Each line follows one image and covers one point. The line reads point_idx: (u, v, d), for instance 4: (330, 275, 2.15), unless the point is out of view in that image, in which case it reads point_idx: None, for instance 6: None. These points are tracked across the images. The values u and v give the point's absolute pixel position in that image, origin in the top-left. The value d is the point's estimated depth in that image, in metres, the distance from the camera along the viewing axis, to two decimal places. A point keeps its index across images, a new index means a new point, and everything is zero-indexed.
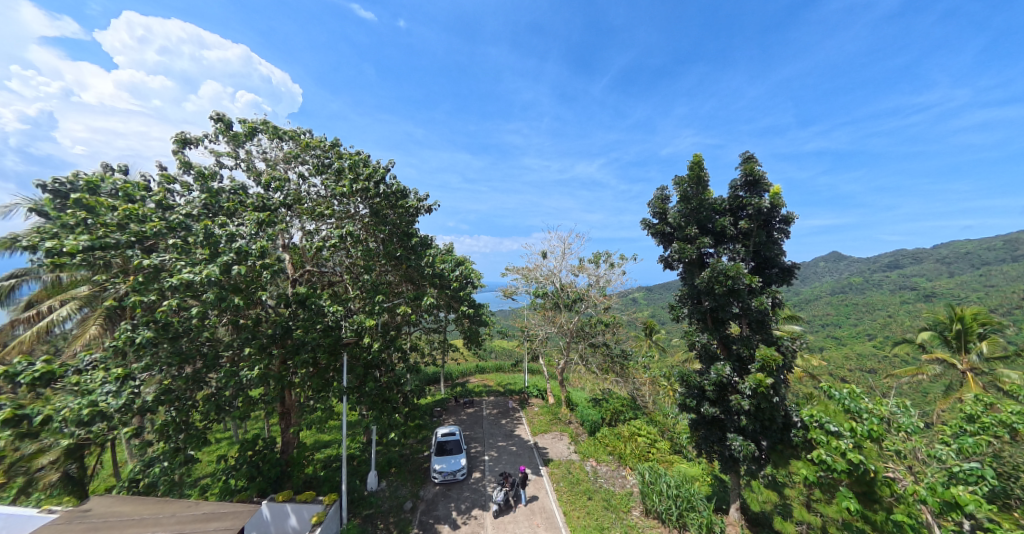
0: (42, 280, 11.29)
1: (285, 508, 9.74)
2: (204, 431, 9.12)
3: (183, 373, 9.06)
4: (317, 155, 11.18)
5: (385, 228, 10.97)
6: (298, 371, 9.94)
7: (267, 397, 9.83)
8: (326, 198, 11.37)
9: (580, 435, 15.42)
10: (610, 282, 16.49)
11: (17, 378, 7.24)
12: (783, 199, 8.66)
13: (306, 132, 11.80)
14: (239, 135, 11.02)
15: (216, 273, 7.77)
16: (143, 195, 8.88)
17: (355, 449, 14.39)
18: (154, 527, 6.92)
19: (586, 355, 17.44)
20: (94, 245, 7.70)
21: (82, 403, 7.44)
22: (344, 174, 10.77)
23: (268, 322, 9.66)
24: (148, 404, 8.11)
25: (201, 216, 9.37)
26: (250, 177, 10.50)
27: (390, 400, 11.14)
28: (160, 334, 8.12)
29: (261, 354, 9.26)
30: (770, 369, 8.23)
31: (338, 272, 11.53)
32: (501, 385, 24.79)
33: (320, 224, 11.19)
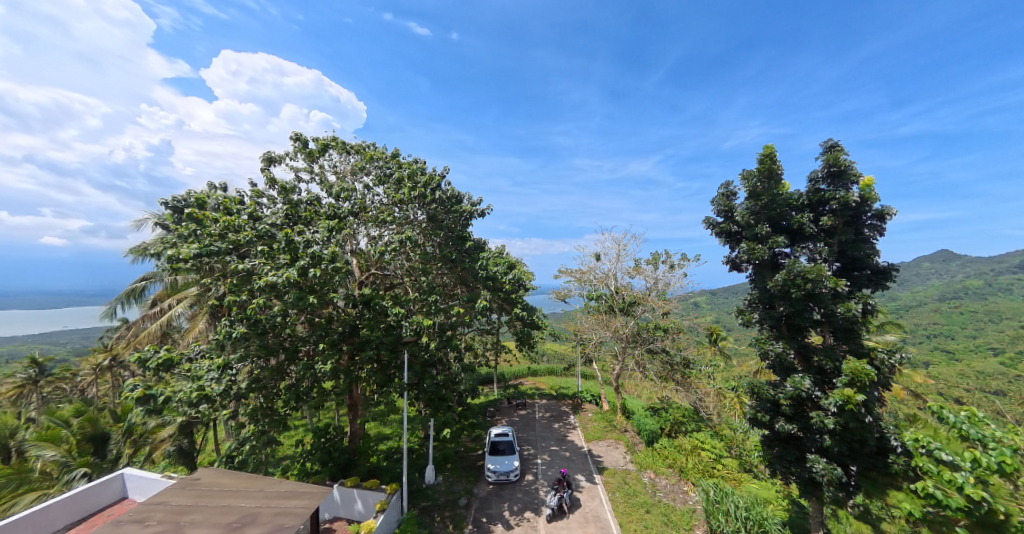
0: (163, 282, 13.40)
1: (352, 493, 10.68)
2: (286, 417, 10.40)
3: (269, 365, 10.36)
4: (380, 166, 12.37)
5: (440, 232, 12.09)
6: (364, 366, 11.08)
7: (338, 389, 11.01)
8: (387, 205, 12.29)
9: (636, 445, 15.44)
10: (670, 286, 16.44)
11: (146, 363, 8.80)
12: (874, 193, 8.28)
13: (370, 145, 12.99)
14: (314, 152, 12.44)
15: (295, 276, 8.86)
16: (238, 208, 10.48)
17: (414, 442, 15.55)
18: (245, 498, 8.15)
19: (644, 362, 17.10)
20: (201, 252, 9.16)
21: (197, 387, 9.00)
22: (404, 183, 11.74)
23: (339, 320, 10.87)
24: (242, 391, 9.40)
25: (283, 225, 10.69)
26: (323, 189, 11.80)
27: (446, 398, 11.89)
28: (251, 330, 9.53)
29: (332, 349, 10.40)
30: (860, 384, 7.81)
31: (398, 275, 12.51)
32: (555, 389, 25.19)
33: (382, 230, 12.23)
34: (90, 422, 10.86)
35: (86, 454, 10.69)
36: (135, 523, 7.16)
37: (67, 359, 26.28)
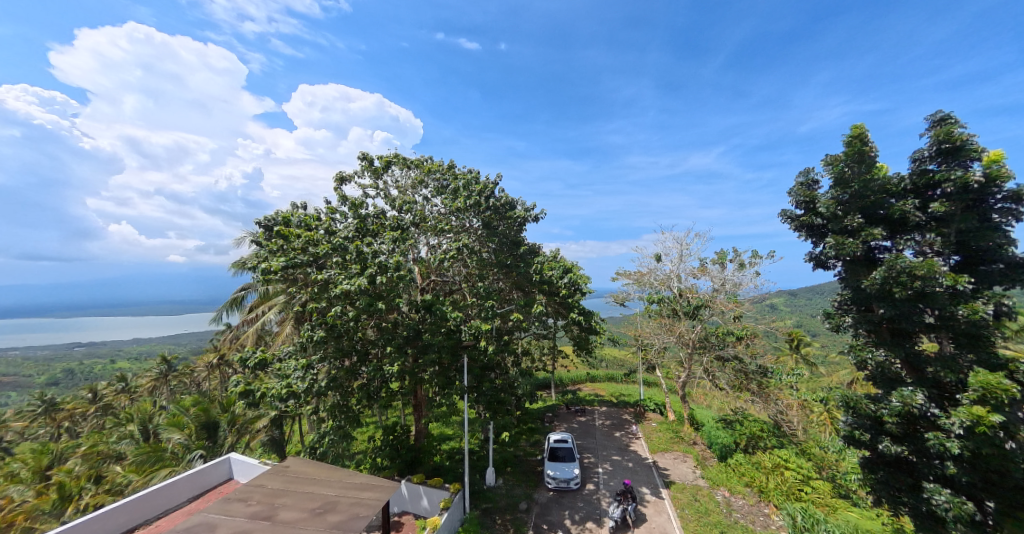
0: (257, 291, 15.30)
1: (419, 489, 11.43)
2: (359, 413, 11.55)
3: (344, 365, 11.29)
4: (437, 178, 13.33)
5: (495, 238, 12.82)
6: (426, 369, 11.44)
7: (404, 389, 12.00)
8: (444, 215, 13.20)
9: (707, 460, 14.87)
10: (741, 286, 15.78)
11: (246, 362, 10.28)
12: (1002, 170, 7.05)
13: (427, 159, 13.94)
14: (378, 169, 13.66)
15: (365, 283, 9.88)
16: (316, 224, 11.86)
17: (474, 444, 16.31)
18: (322, 486, 8.96)
19: (713, 370, 16.52)
20: (288, 264, 10.60)
21: (286, 384, 10.35)
22: (459, 193, 12.64)
23: (403, 325, 11.72)
24: (321, 388, 10.43)
25: (354, 237, 11.82)
26: (388, 203, 12.89)
27: (503, 402, 12.67)
28: (328, 333, 10.59)
29: (398, 352, 11.02)
30: (995, 402, 6.26)
31: (457, 281, 13.44)
32: (614, 396, 24.90)
33: (441, 239, 13.12)
34: (206, 410, 12.57)
35: (202, 438, 12.55)
36: (240, 503, 8.06)
37: (186, 356, 30.83)
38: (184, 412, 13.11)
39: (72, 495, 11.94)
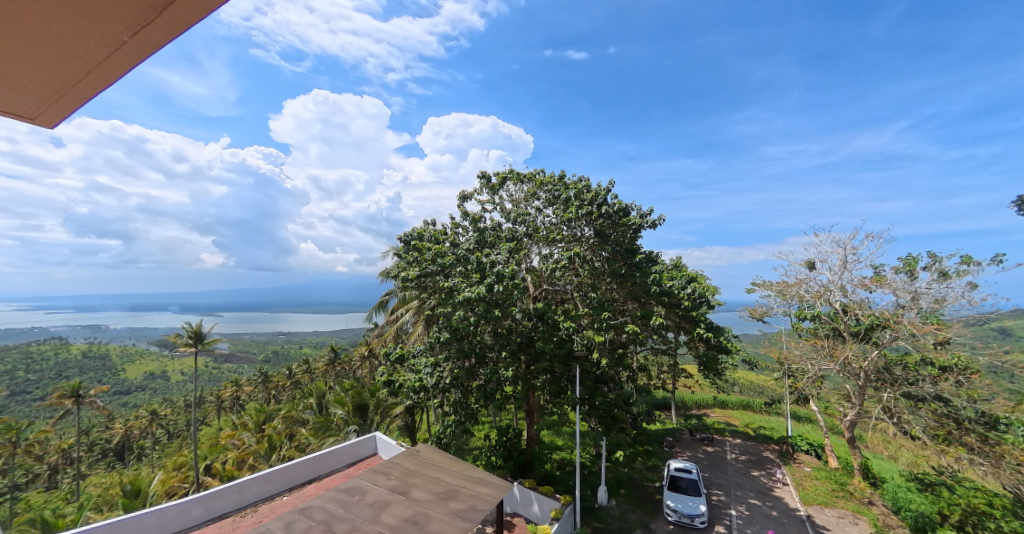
0: (396, 295, 18.08)
1: (531, 494, 11.33)
2: (476, 412, 12.33)
3: (465, 366, 12.00)
4: (549, 190, 14.04)
5: (608, 246, 12.78)
6: (539, 376, 12.21)
7: (519, 394, 12.36)
8: (556, 225, 13.71)
9: (897, 527, 11.47)
10: (945, 303, 12.20)
11: (389, 356, 12.01)
12: None
13: (539, 173, 14.76)
14: (495, 186, 15.11)
15: (484, 291, 10.87)
16: (443, 237, 13.68)
17: (586, 458, 16.29)
18: (440, 472, 7.90)
19: (901, 412, 12.51)
20: (421, 274, 12.12)
21: (419, 378, 11.98)
22: (570, 203, 13.25)
23: (517, 331, 12.37)
24: (445, 385, 11.73)
25: (476, 248, 13.19)
26: (504, 217, 14.16)
27: (617, 418, 12.49)
28: (452, 335, 11.64)
29: (512, 358, 11.91)
30: None
31: (568, 289, 13.81)
32: (750, 428, 22.13)
33: (552, 248, 13.72)
34: (358, 394, 15.27)
35: (357, 419, 15.34)
36: (381, 475, 7.64)
37: (349, 348, 37.30)
38: (345, 392, 16.13)
39: (276, 445, 16.51)
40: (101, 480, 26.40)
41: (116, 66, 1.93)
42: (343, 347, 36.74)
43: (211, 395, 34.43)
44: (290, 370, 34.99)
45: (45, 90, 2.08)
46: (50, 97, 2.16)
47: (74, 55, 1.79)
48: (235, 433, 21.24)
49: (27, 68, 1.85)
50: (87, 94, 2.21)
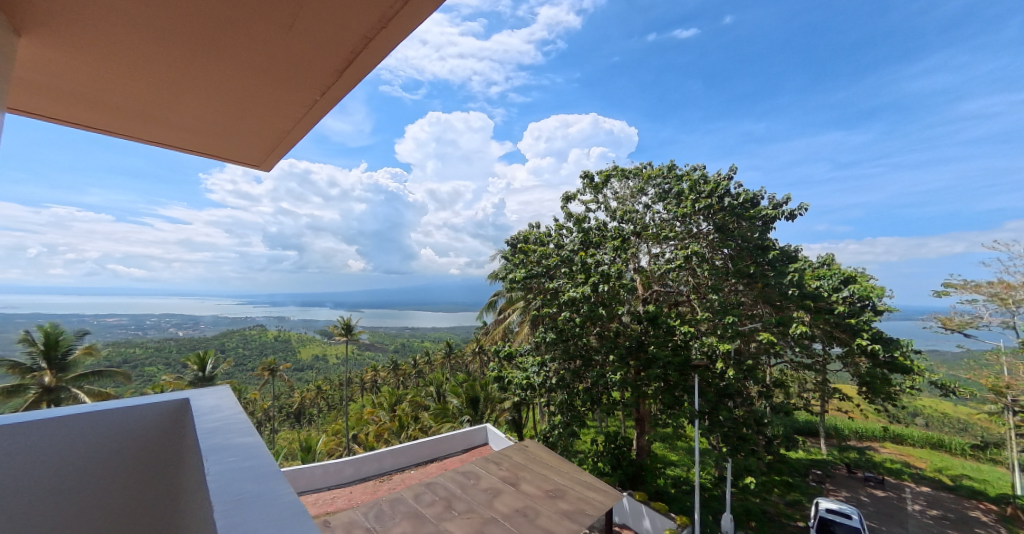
0: (504, 296, 19.07)
1: (642, 509, 10.40)
2: (583, 415, 11.50)
3: (571, 368, 11.47)
4: (658, 184, 13.05)
5: (732, 242, 11.24)
6: (651, 384, 10.80)
7: (626, 401, 11.36)
8: (667, 221, 12.49)
9: None
10: None
11: (499, 353, 12.08)
12: None
13: (645, 166, 13.65)
14: (598, 185, 13.62)
15: (589, 290, 10.12)
16: (547, 240, 12.95)
17: (706, 479, 14.74)
18: (555, 473, 8.19)
19: None
20: (528, 275, 11.73)
21: (526, 376, 11.48)
22: (684, 196, 12.06)
23: (625, 335, 11.52)
24: (550, 385, 11.12)
25: (580, 249, 12.15)
26: (610, 216, 12.85)
27: (748, 440, 10.18)
28: (558, 336, 11.30)
29: (621, 362, 10.88)
30: None
31: (683, 291, 12.02)
32: (940, 473, 17.39)
33: (664, 247, 12.36)
34: (471, 387, 16.82)
35: (469, 412, 16.58)
36: (493, 464, 8.43)
37: (462, 344, 40.30)
38: (459, 384, 17.84)
39: (405, 425, 19.12)
40: (287, 436, 33.88)
41: (314, 114, 2.68)
42: (458, 343, 40.01)
43: (357, 377, 40.82)
44: (416, 360, 39.58)
45: (273, 136, 3.00)
46: (276, 142, 3.10)
47: (291, 108, 2.57)
48: (375, 410, 25.06)
49: (266, 124, 2.80)
50: (296, 139, 3.10)
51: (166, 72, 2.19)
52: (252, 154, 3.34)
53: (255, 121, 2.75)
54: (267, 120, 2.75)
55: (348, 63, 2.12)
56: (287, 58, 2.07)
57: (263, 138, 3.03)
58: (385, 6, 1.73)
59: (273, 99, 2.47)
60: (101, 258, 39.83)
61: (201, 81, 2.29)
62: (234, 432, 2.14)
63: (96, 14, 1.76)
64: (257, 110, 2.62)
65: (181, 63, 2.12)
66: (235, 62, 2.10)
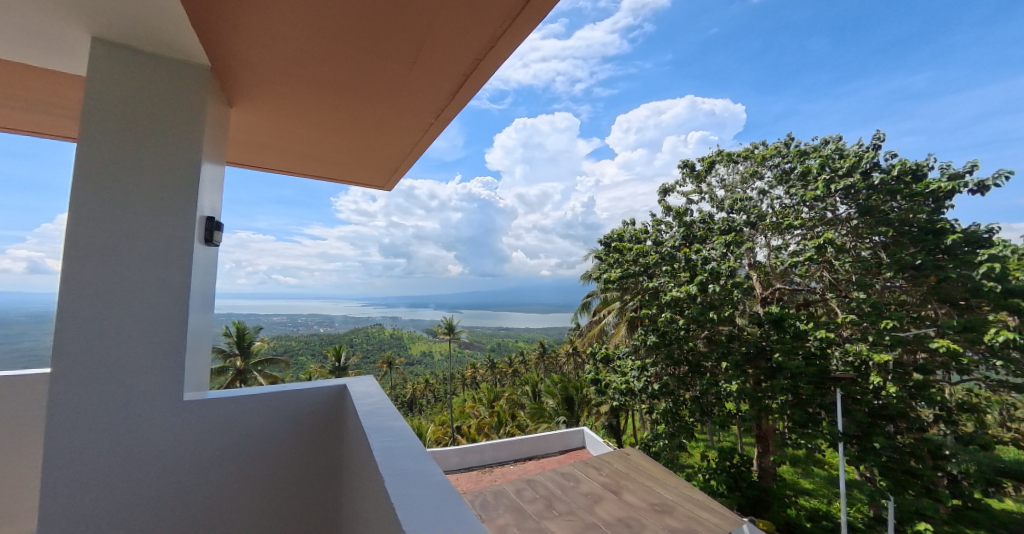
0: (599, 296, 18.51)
1: None
2: (691, 425, 10.47)
3: (677, 373, 10.44)
4: (777, 164, 11.26)
5: (885, 228, 9.14)
6: (777, 397, 9.48)
7: (746, 415, 9.94)
8: (791, 207, 10.68)
9: None
10: None
11: (595, 355, 11.45)
12: None
13: (758, 146, 12.09)
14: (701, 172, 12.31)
15: (694, 290, 9.15)
16: (645, 237, 11.78)
17: (856, 517, 12.28)
18: (661, 486, 7.52)
19: None
20: (625, 274, 10.94)
21: (624, 381, 10.64)
22: (812, 176, 10.39)
23: (741, 339, 9.96)
24: (653, 391, 10.27)
25: (682, 245, 10.86)
26: (716, 206, 11.54)
27: (920, 477, 8.43)
28: (659, 340, 10.19)
29: (737, 371, 9.56)
30: None
31: (816, 289, 10.10)
32: None
33: (787, 238, 10.56)
34: (566, 387, 16.57)
35: (565, 412, 16.42)
36: (593, 469, 8.11)
37: (557, 345, 40.26)
38: (554, 384, 17.74)
39: (504, 421, 19.75)
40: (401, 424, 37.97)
41: (431, 132, 3.25)
42: (551, 343, 40.27)
43: (459, 374, 43.51)
44: (510, 359, 40.96)
45: (399, 153, 3.68)
46: (401, 158, 3.80)
47: (414, 128, 3.17)
48: (475, 404, 26.53)
49: (396, 144, 3.48)
50: (416, 155, 3.76)
51: (331, 114, 2.90)
52: (383, 170, 4.14)
53: (388, 142, 3.43)
54: (397, 141, 3.41)
55: (460, 86, 2.59)
56: (413, 90, 2.61)
57: (392, 156, 3.75)
58: (491, 31, 2.09)
59: (402, 124, 3.09)
60: (265, 270, 49.76)
61: (353, 118, 2.98)
62: (386, 415, 2.27)
63: (277, 68, 2.30)
64: (381, 127, 3.13)
65: (340, 107, 2.79)
66: (378, 100, 2.71)
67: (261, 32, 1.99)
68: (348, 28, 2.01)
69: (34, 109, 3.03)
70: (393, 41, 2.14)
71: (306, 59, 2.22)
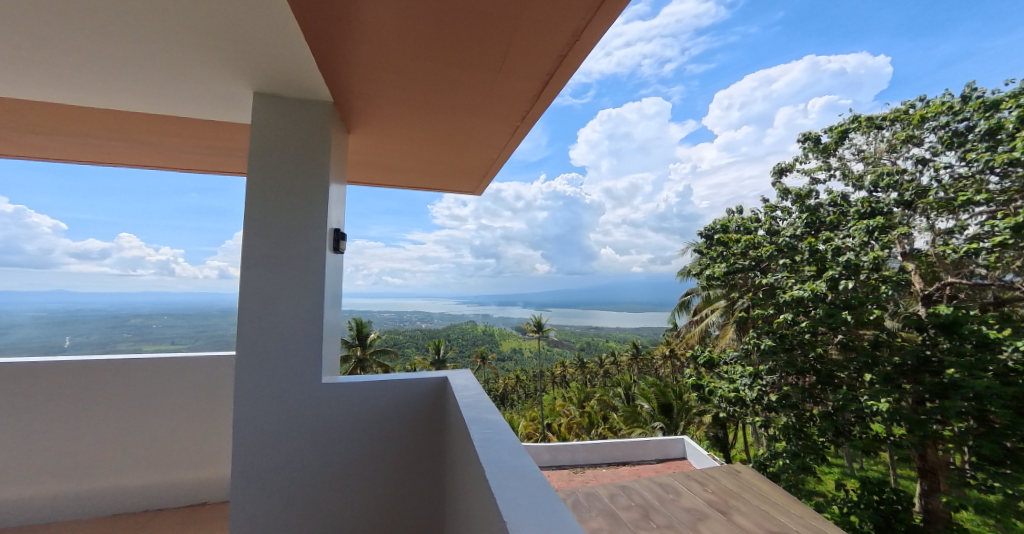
0: (701, 294, 16.74)
1: None
2: (823, 448, 8.78)
3: (802, 384, 8.89)
4: (942, 124, 8.88)
5: None
6: (951, 423, 7.55)
7: (905, 441, 7.90)
8: (967, 176, 8.35)
9: None
10: None
11: (697, 359, 10.13)
12: None
13: (910, 106, 9.88)
14: (829, 145, 10.44)
15: (822, 289, 7.62)
16: (755, 227, 10.17)
17: None
18: (779, 513, 6.04)
19: None
20: (731, 270, 9.52)
21: (734, 388, 9.39)
22: (1000, 134, 7.76)
23: (891, 348, 8.20)
24: (772, 404, 8.78)
25: (805, 236, 9.25)
26: (852, 184, 9.64)
27: None
28: (777, 344, 8.68)
29: (887, 387, 7.97)
30: None
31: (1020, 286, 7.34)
32: None
33: (969, 217, 8.06)
34: (663, 394, 15.23)
35: (663, 418, 15.20)
36: (697, 483, 7.10)
37: (652, 346, 37.83)
38: (649, 388, 16.55)
39: (595, 423, 19.11)
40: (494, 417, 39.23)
41: (518, 136, 3.06)
42: (646, 344, 37.94)
43: (550, 371, 43.47)
44: (601, 360, 39.63)
45: (488, 160, 3.57)
46: (489, 165, 3.68)
47: (500, 133, 3.02)
48: (566, 403, 26.07)
49: (483, 151, 3.37)
50: (503, 161, 3.61)
51: (420, 126, 2.89)
52: (472, 179, 4.09)
53: (475, 150, 3.34)
54: (483, 148, 3.29)
55: (546, 83, 2.34)
56: (498, 93, 2.44)
57: (480, 163, 3.66)
58: (579, 15, 1.81)
59: (487, 130, 2.95)
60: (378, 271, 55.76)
61: (440, 129, 2.92)
62: (484, 408, 2.14)
63: (377, 96, 2.44)
64: (468, 136, 3.07)
65: (428, 118, 2.75)
66: (463, 107, 2.60)
67: (364, 63, 2.12)
68: (439, 50, 2.04)
69: (136, 141, 3.31)
70: (476, 44, 2.00)
71: (401, 84, 2.32)
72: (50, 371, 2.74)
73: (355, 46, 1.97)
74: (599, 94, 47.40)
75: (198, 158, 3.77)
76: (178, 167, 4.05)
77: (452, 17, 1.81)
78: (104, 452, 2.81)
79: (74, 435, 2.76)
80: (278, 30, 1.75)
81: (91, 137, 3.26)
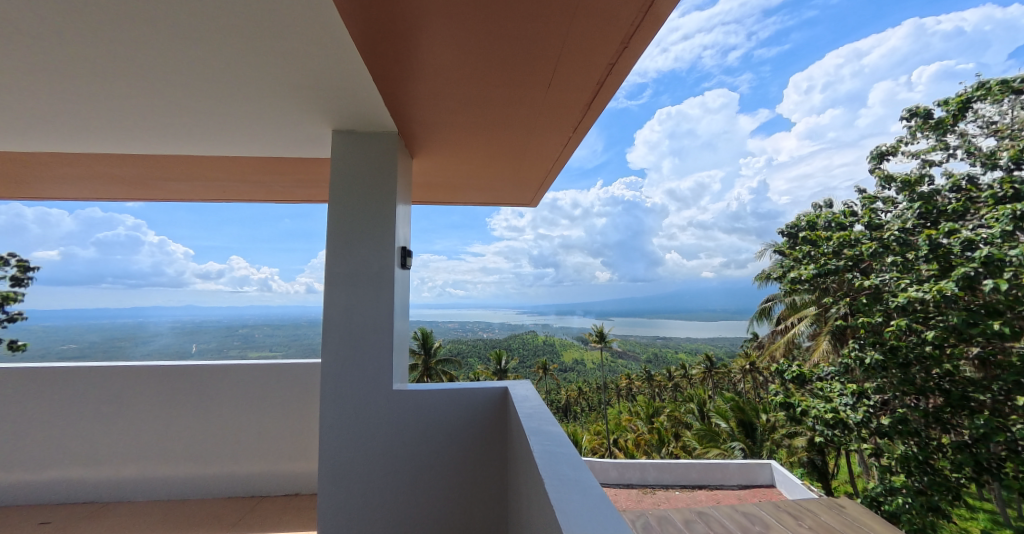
0: (785, 301, 14.88)
1: None
2: (957, 485, 7.11)
3: (924, 406, 7.35)
4: None
5: None
6: None
7: None
8: None
9: None
10: None
11: (783, 374, 8.63)
12: None
13: None
14: (946, 120, 8.50)
15: (954, 290, 6.11)
16: (851, 221, 8.63)
17: None
18: None
19: None
20: (821, 271, 8.14)
21: (832, 408, 7.87)
22: None
23: None
24: (885, 429, 7.27)
25: (918, 228, 7.70)
26: (977, 164, 8.01)
27: None
28: (888, 358, 7.19)
29: None
30: None
31: None
32: None
33: None
34: (742, 410, 13.63)
35: (743, 438, 13.61)
36: (790, 516, 5.77)
37: (726, 357, 34.50)
38: (727, 404, 14.88)
39: (666, 440, 17.76)
40: None
41: (571, 146, 2.66)
42: (721, 356, 34.80)
43: (613, 383, 41.52)
44: (670, 372, 37.24)
45: (540, 173, 3.21)
46: (542, 177, 3.32)
47: (552, 145, 2.64)
48: (633, 419, 24.57)
49: (533, 165, 3.01)
50: (557, 171, 3.22)
51: (462, 145, 2.60)
52: (526, 191, 3.75)
53: (524, 165, 2.99)
54: (534, 161, 2.93)
55: (599, 89, 1.93)
56: (547, 105, 2.08)
57: (534, 176, 3.31)
58: (635, 11, 1.43)
59: (536, 143, 2.59)
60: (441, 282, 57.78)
61: (481, 145, 2.60)
62: (546, 419, 1.77)
63: (413, 118, 2.19)
64: (515, 152, 2.73)
65: (470, 136, 2.45)
66: (511, 122, 2.27)
67: (421, 95, 1.95)
68: (474, 62, 1.71)
69: (174, 176, 3.29)
70: (519, 55, 1.67)
71: (428, 105, 2.04)
72: (149, 371, 3.08)
73: (376, 64, 1.70)
74: (657, 93, 45.70)
75: (237, 188, 3.70)
76: (222, 199, 4.04)
77: (480, 22, 1.48)
78: (206, 447, 3.03)
79: (185, 429, 3.03)
80: (338, 61, 1.54)
81: (136, 176, 3.31)
